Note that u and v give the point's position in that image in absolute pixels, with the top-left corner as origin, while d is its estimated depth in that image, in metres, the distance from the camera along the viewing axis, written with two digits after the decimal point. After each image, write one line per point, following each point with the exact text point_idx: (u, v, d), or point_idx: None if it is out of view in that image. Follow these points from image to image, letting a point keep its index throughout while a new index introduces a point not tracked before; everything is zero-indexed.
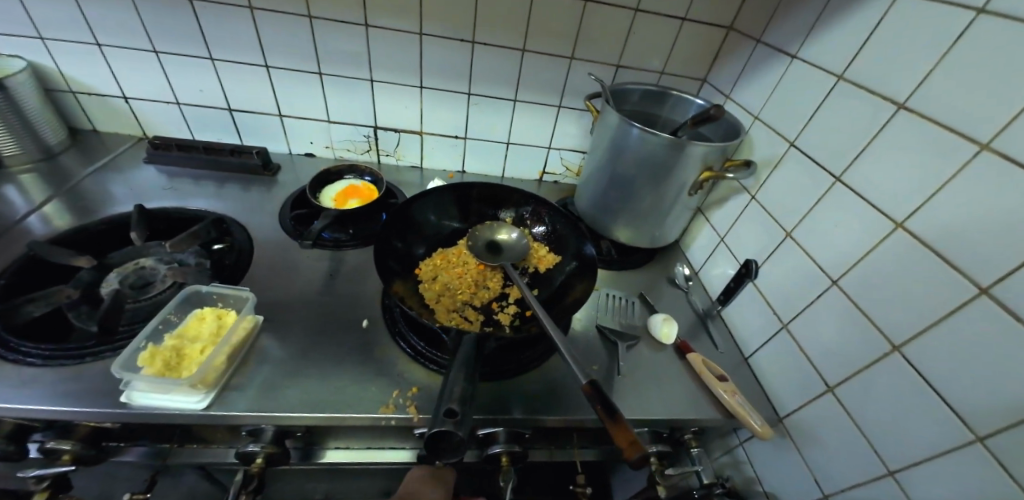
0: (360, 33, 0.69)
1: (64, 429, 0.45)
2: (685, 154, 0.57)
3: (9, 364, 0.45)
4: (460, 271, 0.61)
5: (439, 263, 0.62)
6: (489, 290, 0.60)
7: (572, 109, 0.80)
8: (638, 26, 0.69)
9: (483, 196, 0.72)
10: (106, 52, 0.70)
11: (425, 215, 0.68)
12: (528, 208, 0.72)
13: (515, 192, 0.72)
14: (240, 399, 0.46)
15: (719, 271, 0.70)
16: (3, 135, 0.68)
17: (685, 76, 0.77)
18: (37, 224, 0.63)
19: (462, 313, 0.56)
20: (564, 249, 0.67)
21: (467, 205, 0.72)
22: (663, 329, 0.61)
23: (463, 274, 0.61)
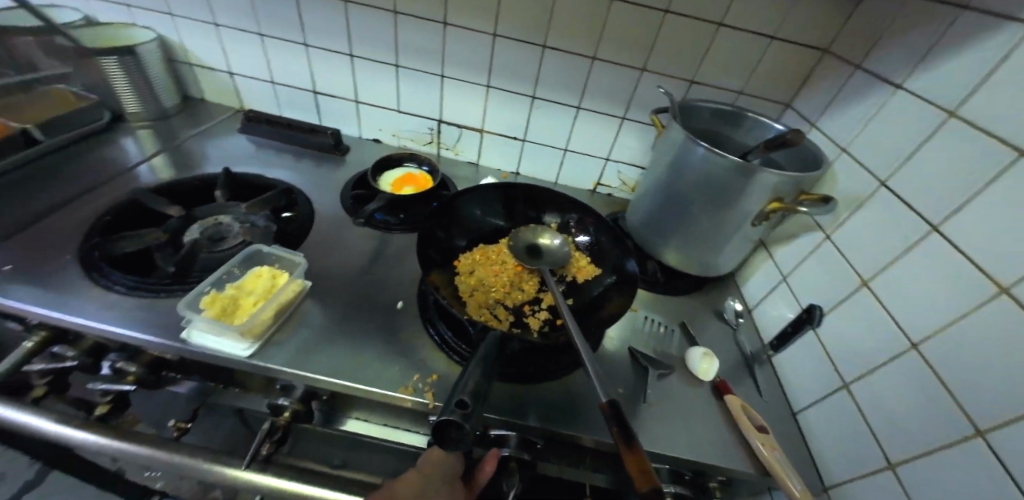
0: (437, 30, 0.72)
1: (133, 353, 0.51)
2: (751, 180, 0.53)
3: (99, 288, 0.52)
4: (497, 269, 0.61)
5: (478, 258, 0.62)
6: (523, 291, 0.60)
7: (636, 122, 0.77)
8: (719, 42, 0.66)
9: (531, 198, 0.72)
10: (220, 31, 0.79)
11: (471, 210, 0.69)
12: (574, 216, 0.70)
13: (564, 198, 0.71)
14: (278, 355, 0.50)
15: (776, 312, 0.64)
16: (129, 94, 0.80)
17: (766, 99, 0.71)
18: (143, 173, 0.73)
19: (493, 310, 0.56)
20: (606, 263, 0.65)
21: (513, 205, 0.72)
22: (702, 364, 0.57)
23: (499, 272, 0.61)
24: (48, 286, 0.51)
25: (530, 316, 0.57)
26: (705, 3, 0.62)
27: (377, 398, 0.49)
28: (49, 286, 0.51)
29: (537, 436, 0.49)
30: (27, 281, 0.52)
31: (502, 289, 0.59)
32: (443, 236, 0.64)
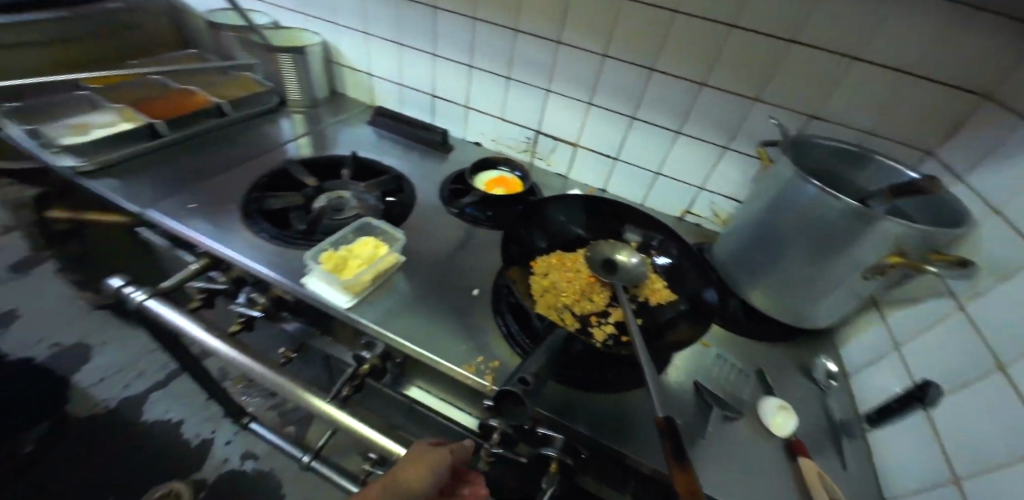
0: (551, 48, 0.77)
1: (263, 288, 0.64)
2: (866, 227, 0.48)
3: (250, 232, 0.66)
4: (571, 275, 0.63)
5: (554, 262, 0.64)
6: (594, 301, 0.61)
7: (740, 153, 0.74)
8: (852, 77, 0.61)
9: (615, 215, 0.73)
10: (369, 39, 0.94)
11: (555, 216, 0.72)
12: (657, 238, 0.69)
13: (649, 218, 0.71)
14: (369, 313, 0.57)
15: (881, 383, 0.55)
16: (294, 84, 0.98)
17: (904, 144, 0.63)
18: (291, 148, 0.89)
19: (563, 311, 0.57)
20: (685, 290, 0.63)
21: (596, 218, 0.74)
22: (775, 417, 0.52)
23: (573, 278, 0.63)
24: (219, 225, 0.67)
25: (597, 326, 0.57)
26: (840, 36, 0.58)
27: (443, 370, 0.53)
28: (219, 225, 0.67)
29: (583, 444, 0.50)
30: (209, 219, 0.67)
31: (575, 294, 0.60)
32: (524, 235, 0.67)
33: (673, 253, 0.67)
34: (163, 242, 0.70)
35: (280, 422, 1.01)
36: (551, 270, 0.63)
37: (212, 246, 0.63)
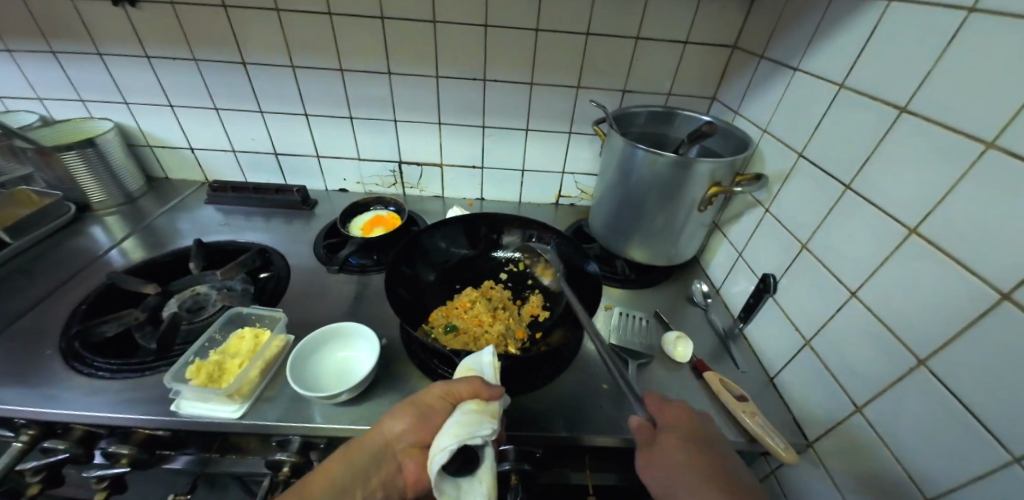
0: (384, 80, 0.77)
1: (123, 435, 0.51)
2: (689, 172, 0.58)
3: (84, 377, 0.54)
4: (466, 307, 0.64)
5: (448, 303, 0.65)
6: (499, 318, 0.62)
7: (582, 134, 0.83)
8: (641, 53, 0.72)
9: (489, 224, 0.76)
10: (176, 111, 0.82)
11: (436, 245, 0.72)
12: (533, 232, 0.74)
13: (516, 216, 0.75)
14: (272, 410, 0.51)
15: (740, 287, 0.67)
16: (93, 183, 0.81)
17: (694, 96, 0.78)
18: (116, 257, 0.74)
19: (476, 340, 0.58)
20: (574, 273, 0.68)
21: (474, 232, 0.76)
22: (677, 348, 0.60)
23: (469, 304, 0.64)
24: (33, 384, 0.52)
25: (511, 340, 0.59)
26: (622, 23, 0.69)
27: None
28: (36, 384, 0.52)
29: (535, 446, 0.51)
30: (16, 382, 0.53)
31: (478, 323, 0.60)
32: (410, 273, 0.67)
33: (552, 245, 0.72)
34: None
35: None
36: (448, 309, 0.64)
37: (33, 413, 0.50)
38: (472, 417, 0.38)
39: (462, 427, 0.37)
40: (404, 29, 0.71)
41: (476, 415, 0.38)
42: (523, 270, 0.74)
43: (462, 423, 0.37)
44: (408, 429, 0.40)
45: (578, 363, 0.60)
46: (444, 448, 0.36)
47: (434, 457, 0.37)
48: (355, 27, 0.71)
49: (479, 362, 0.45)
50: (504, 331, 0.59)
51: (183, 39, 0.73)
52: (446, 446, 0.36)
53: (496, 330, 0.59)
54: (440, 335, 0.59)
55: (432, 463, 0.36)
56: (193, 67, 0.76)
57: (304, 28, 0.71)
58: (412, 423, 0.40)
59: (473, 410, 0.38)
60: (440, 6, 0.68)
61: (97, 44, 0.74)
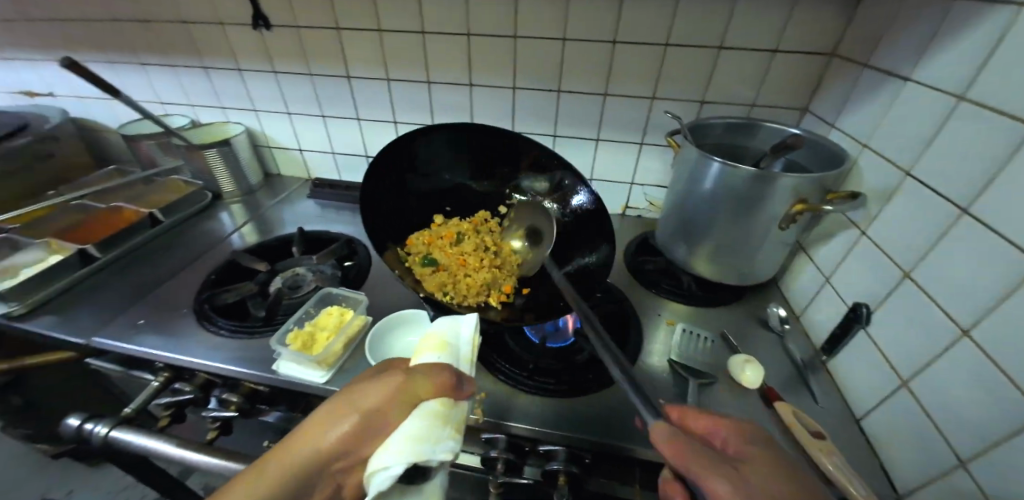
0: (465, 91, 0.83)
1: (234, 386, 0.62)
2: (769, 187, 0.55)
3: (208, 333, 0.65)
4: (448, 250, 0.69)
5: (429, 241, 0.70)
6: (485, 267, 0.67)
7: (654, 145, 0.82)
8: (723, 63, 0.70)
9: (489, 148, 0.73)
10: (292, 117, 0.96)
11: (425, 152, 0.73)
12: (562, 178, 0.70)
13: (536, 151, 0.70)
14: (349, 381, 0.57)
15: (826, 314, 0.62)
16: (227, 176, 0.98)
17: (782, 107, 0.73)
18: (236, 240, 0.88)
19: (456, 281, 0.64)
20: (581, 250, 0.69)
21: (474, 150, 0.74)
22: (743, 371, 0.57)
23: (452, 240, 0.71)
24: (172, 335, 0.65)
25: (494, 291, 0.65)
26: (703, 32, 0.68)
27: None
28: (175, 335, 0.65)
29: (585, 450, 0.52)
30: (160, 332, 0.65)
31: (459, 270, 0.66)
32: (386, 188, 0.70)
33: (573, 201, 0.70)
34: (113, 369, 0.70)
35: None
36: (430, 239, 0.71)
37: (171, 358, 0.62)
38: (429, 432, 0.34)
39: (418, 446, 0.33)
40: (487, 44, 0.76)
41: (437, 425, 0.35)
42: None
43: (418, 439, 0.33)
44: (351, 437, 0.34)
45: (634, 373, 0.59)
46: (388, 468, 0.32)
47: (372, 475, 0.33)
48: (442, 42, 0.77)
49: (455, 335, 0.44)
50: (488, 281, 0.65)
51: (303, 57, 0.85)
52: (390, 468, 0.32)
53: (480, 279, 0.65)
54: (412, 260, 0.67)
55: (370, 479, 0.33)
56: (308, 81, 0.89)
57: (400, 44, 0.79)
58: (361, 428, 0.34)
59: (434, 423, 0.35)
60: (522, 22, 0.72)
61: (238, 62, 0.89)
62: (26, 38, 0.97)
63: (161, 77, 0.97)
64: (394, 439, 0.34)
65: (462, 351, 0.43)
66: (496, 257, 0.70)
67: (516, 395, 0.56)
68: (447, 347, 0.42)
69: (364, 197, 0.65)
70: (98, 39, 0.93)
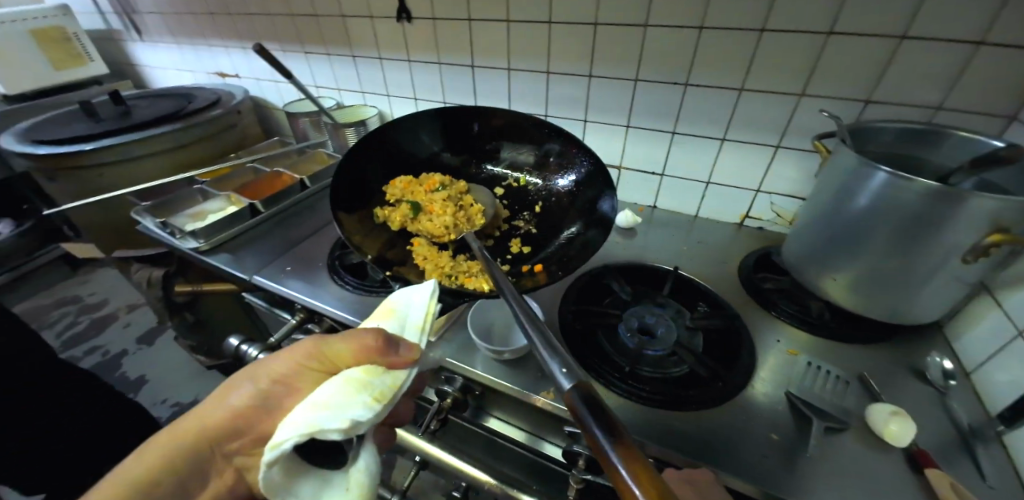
0: (583, 82, 0.82)
1: None
2: (955, 210, 0.44)
3: (336, 286, 0.75)
4: (418, 198, 0.74)
5: (407, 188, 0.76)
6: (450, 212, 0.71)
7: (793, 149, 0.72)
8: (902, 56, 0.58)
9: (469, 128, 0.86)
10: (417, 103, 1.05)
11: (415, 134, 0.84)
12: (558, 149, 0.81)
13: (544, 128, 0.81)
14: (448, 349, 0.62)
15: (1015, 377, 0.49)
16: None
17: (979, 113, 0.58)
18: None
19: (421, 224, 0.71)
20: (580, 201, 0.76)
21: (456, 140, 0.87)
22: (889, 426, 0.47)
23: (430, 189, 0.76)
24: (309, 283, 0.77)
25: (452, 233, 0.69)
26: (879, 19, 0.57)
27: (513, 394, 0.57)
28: (311, 283, 0.76)
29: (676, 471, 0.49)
30: (301, 279, 0.78)
31: (424, 215, 0.71)
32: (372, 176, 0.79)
33: (566, 170, 0.80)
34: (262, 304, 0.86)
35: None
36: (408, 186, 0.77)
37: (306, 302, 0.72)
38: (341, 400, 0.37)
39: (318, 417, 0.35)
40: (613, 33, 0.74)
41: (354, 393, 0.37)
42: (523, 188, 0.84)
43: (323, 409, 0.36)
44: (254, 408, 0.43)
45: (738, 400, 0.54)
46: (286, 442, 0.34)
47: (269, 450, 0.35)
48: (568, 32, 0.77)
49: (402, 305, 0.47)
50: (448, 223, 0.69)
51: (435, 48, 0.92)
52: (284, 442, 0.34)
53: (440, 221, 0.69)
54: (387, 217, 0.73)
55: (268, 456, 0.34)
56: (436, 69, 0.96)
57: (526, 35, 0.81)
58: (259, 400, 0.43)
59: (350, 391, 0.38)
60: (655, 9, 0.69)
61: (379, 51, 1.00)
62: (225, 30, 1.21)
63: (317, 64, 1.13)
64: (298, 411, 0.36)
65: (412, 319, 0.45)
66: (463, 211, 0.74)
67: (609, 396, 0.55)
68: (393, 314, 0.46)
69: (340, 173, 0.72)
70: (275, 31, 1.11)
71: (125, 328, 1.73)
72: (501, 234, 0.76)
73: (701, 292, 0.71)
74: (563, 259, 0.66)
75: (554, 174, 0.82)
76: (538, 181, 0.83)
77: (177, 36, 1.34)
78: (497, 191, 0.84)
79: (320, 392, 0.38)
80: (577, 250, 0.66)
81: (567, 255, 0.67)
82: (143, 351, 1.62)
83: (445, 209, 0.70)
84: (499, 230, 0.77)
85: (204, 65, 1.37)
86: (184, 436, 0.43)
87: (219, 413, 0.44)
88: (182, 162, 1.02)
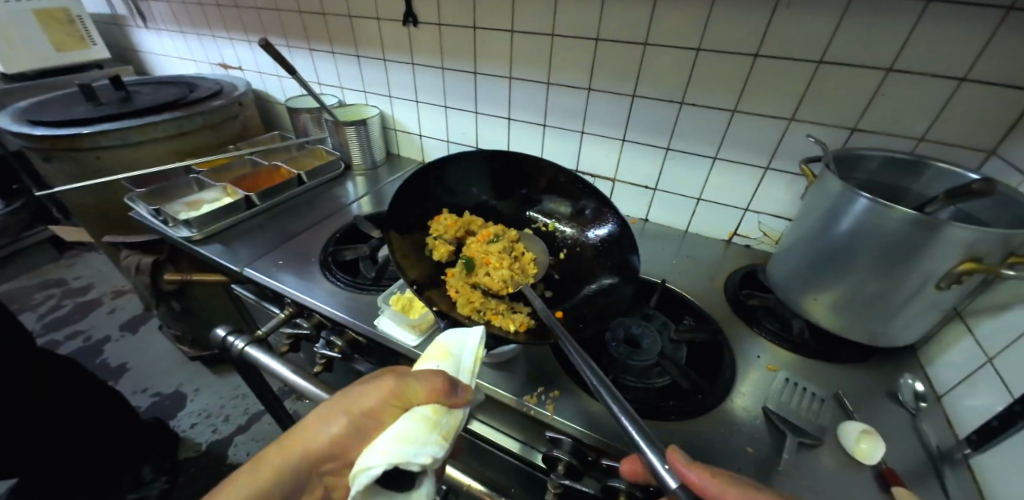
0: (583, 94, 0.84)
1: (338, 331, 0.72)
2: (932, 238, 0.46)
3: (327, 282, 0.75)
4: (474, 248, 0.71)
5: (450, 227, 0.74)
6: (507, 266, 0.66)
7: (781, 171, 0.74)
8: (889, 88, 0.61)
9: (514, 172, 0.83)
10: (419, 105, 1.06)
11: (454, 172, 0.81)
12: (592, 205, 0.77)
13: (580, 186, 0.78)
14: None
15: (981, 402, 0.51)
16: (359, 151, 1.11)
17: (957, 146, 0.61)
18: (356, 208, 1.00)
19: (476, 276, 0.66)
20: (612, 259, 0.70)
21: (500, 184, 0.85)
22: (859, 444, 0.49)
23: (486, 240, 0.72)
24: (300, 277, 0.77)
25: (510, 288, 0.64)
26: (868, 52, 0.60)
27: (495, 396, 0.58)
28: (303, 278, 0.76)
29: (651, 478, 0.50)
30: (293, 273, 0.78)
31: (480, 266, 0.67)
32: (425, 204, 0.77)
33: (599, 222, 0.75)
34: (252, 297, 0.86)
35: None
36: (452, 224, 0.74)
37: (298, 296, 0.72)
38: (418, 434, 0.38)
39: (402, 448, 0.36)
40: (616, 49, 0.76)
41: (427, 428, 0.38)
42: (551, 234, 0.80)
43: (405, 441, 0.37)
44: (343, 439, 0.42)
45: (718, 413, 0.55)
46: (371, 469, 0.36)
47: (357, 475, 0.36)
48: (571, 45, 0.79)
49: (459, 346, 0.46)
50: (506, 278, 0.64)
51: (440, 52, 0.94)
52: (373, 467, 0.36)
53: (498, 275, 0.64)
54: (431, 246, 0.71)
55: (357, 483, 0.36)
56: (440, 73, 0.97)
57: (530, 45, 0.83)
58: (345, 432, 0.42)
59: (423, 428, 0.38)
60: (655, 28, 0.71)
61: (385, 52, 1.01)
62: (232, 21, 1.21)
63: (322, 60, 1.14)
64: (381, 441, 0.37)
65: (465, 362, 0.44)
66: (519, 265, 0.69)
67: (593, 404, 0.56)
68: (450, 356, 0.44)
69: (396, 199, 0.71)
70: (281, 25, 1.12)
71: (109, 314, 1.70)
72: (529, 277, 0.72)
73: (685, 305, 0.73)
74: (585, 314, 0.63)
75: (587, 223, 0.77)
76: (568, 229, 0.79)
77: (182, 25, 1.34)
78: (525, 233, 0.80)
79: (397, 426, 0.38)
80: (604, 307, 0.61)
81: (593, 309, 0.63)
82: (126, 339, 1.60)
83: (503, 262, 0.66)
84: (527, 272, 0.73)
85: (207, 55, 1.38)
86: (282, 457, 0.42)
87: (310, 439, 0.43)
88: (180, 150, 1.02)
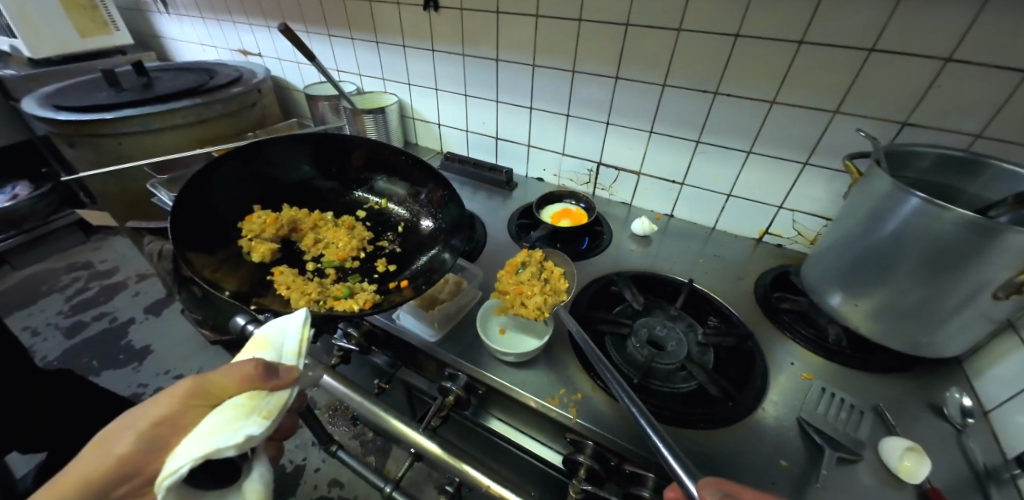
0: (609, 84, 0.81)
1: (355, 323, 0.71)
2: (991, 244, 0.42)
3: None
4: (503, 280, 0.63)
5: (268, 224, 0.72)
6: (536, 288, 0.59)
7: (821, 168, 0.70)
8: (945, 79, 0.56)
9: (339, 157, 0.86)
10: (438, 93, 1.04)
11: (277, 154, 0.81)
12: (427, 188, 0.81)
13: (415, 169, 0.82)
14: (452, 347, 0.62)
15: None
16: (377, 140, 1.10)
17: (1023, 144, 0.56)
18: None
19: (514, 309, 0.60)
20: (435, 234, 0.76)
21: (329, 166, 0.87)
22: (901, 461, 0.46)
23: (516, 267, 0.64)
24: None
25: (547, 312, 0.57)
26: (926, 37, 0.55)
27: (517, 396, 0.57)
28: None
29: None
30: None
31: (511, 296, 0.60)
32: (239, 196, 0.75)
33: (431, 212, 0.79)
34: None
35: (362, 450, 1.18)
36: (270, 220, 0.72)
37: None
38: (229, 423, 0.36)
39: (210, 439, 0.34)
40: (646, 35, 0.72)
41: (243, 410, 0.37)
42: (383, 212, 0.84)
43: (214, 433, 0.35)
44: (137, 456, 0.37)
45: (746, 422, 0.52)
46: (178, 469, 0.34)
47: (163, 482, 0.34)
48: (598, 32, 0.76)
49: (276, 335, 0.45)
50: (540, 304, 0.57)
51: (461, 39, 0.91)
52: (180, 468, 0.34)
53: (532, 302, 0.58)
54: (249, 248, 0.68)
55: (165, 485, 0.34)
56: (460, 61, 0.94)
57: (555, 31, 0.80)
58: (140, 448, 0.38)
59: (237, 414, 0.37)
60: (690, 13, 0.67)
61: (404, 39, 0.99)
62: (252, 7, 1.20)
63: (341, 46, 1.12)
64: (189, 441, 0.35)
65: (287, 346, 0.44)
66: (549, 285, 0.61)
67: (616, 407, 0.54)
68: (268, 344, 0.44)
69: (190, 188, 0.66)
70: (302, 11, 1.10)
71: (133, 297, 1.75)
72: (364, 257, 0.75)
73: (711, 305, 0.70)
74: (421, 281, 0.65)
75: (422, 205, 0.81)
76: (398, 207, 0.84)
77: (203, 11, 1.34)
78: (358, 213, 0.83)
79: (206, 422, 0.36)
80: (429, 269, 0.67)
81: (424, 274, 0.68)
82: (149, 320, 1.64)
83: (535, 287, 0.59)
84: (363, 253, 0.75)
85: (227, 41, 1.37)
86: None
87: (90, 467, 0.37)
88: (201, 137, 1.03)
